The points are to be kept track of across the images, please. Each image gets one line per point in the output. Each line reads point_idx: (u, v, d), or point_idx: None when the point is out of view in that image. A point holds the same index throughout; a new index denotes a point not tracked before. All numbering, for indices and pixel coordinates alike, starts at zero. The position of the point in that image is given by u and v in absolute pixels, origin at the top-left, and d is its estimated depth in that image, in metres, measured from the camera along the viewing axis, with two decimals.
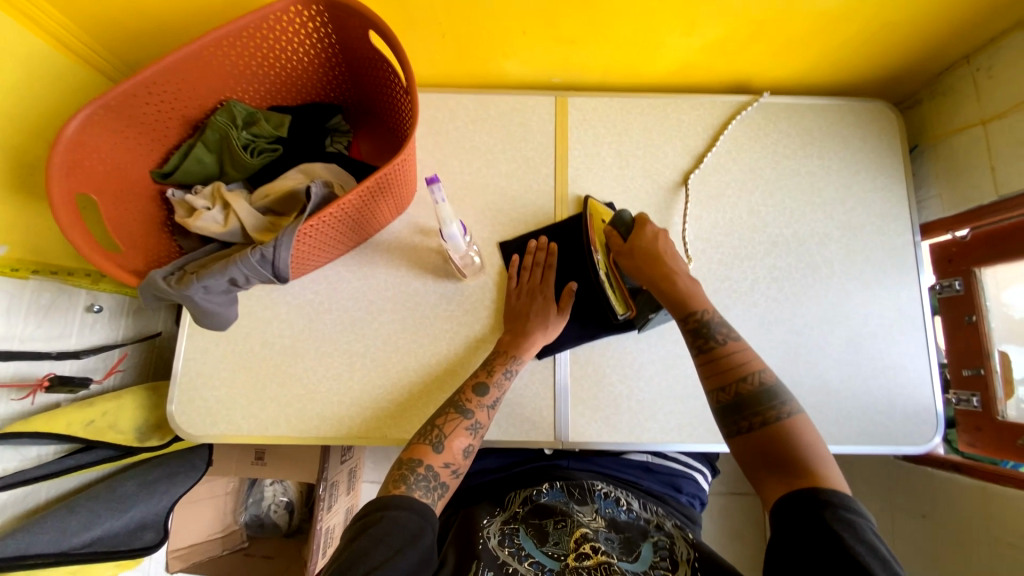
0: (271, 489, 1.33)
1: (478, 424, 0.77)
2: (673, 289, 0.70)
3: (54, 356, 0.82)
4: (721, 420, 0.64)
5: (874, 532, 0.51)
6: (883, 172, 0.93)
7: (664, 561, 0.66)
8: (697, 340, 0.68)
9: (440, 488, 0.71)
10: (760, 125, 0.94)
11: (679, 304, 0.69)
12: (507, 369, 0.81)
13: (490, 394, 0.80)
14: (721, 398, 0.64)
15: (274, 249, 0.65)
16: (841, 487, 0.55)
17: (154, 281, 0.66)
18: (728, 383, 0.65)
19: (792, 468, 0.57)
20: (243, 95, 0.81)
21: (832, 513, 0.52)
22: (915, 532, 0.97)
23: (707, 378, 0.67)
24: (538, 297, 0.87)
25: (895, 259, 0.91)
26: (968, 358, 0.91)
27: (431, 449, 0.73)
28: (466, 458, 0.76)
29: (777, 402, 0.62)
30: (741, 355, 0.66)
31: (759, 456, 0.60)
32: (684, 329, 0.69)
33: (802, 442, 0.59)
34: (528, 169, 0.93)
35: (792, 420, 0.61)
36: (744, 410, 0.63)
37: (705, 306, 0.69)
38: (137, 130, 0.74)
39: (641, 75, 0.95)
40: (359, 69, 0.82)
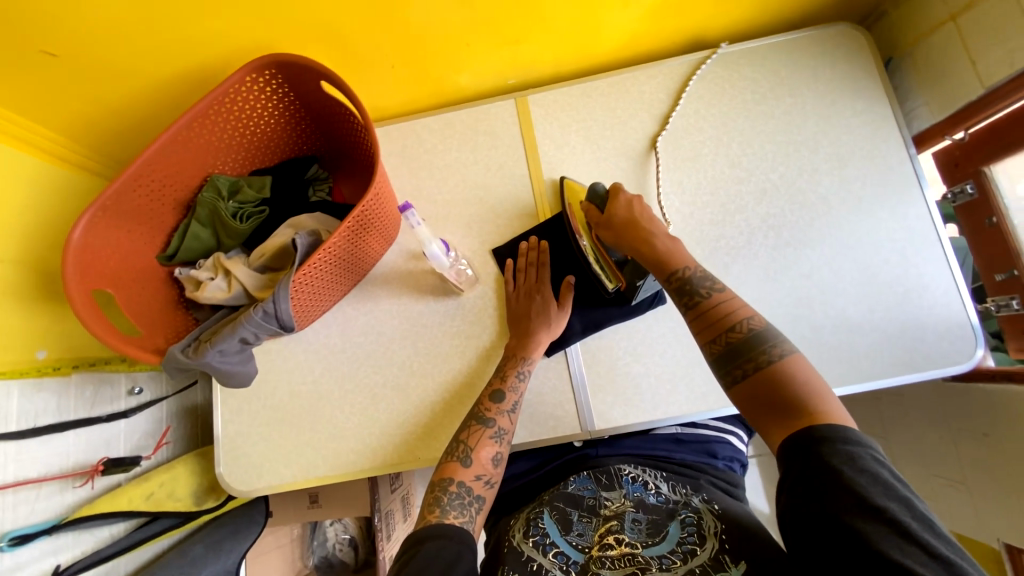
0: (333, 528, 1.40)
1: (502, 430, 0.79)
2: (655, 252, 0.71)
3: (105, 420, 0.90)
4: (718, 371, 0.63)
5: (876, 460, 0.52)
6: (861, 94, 0.90)
7: (692, 536, 0.66)
8: (683, 298, 0.67)
9: (476, 502, 0.73)
10: (722, 77, 0.93)
11: (661, 265, 0.70)
12: (519, 371, 0.83)
13: (507, 399, 0.82)
14: (714, 350, 0.63)
15: (275, 302, 0.70)
16: (842, 421, 0.55)
17: (174, 355, 0.70)
18: (718, 334, 0.64)
19: (793, 410, 0.56)
20: (224, 167, 0.86)
21: (831, 448, 0.52)
22: (982, 455, 0.92)
23: (698, 333, 0.66)
24: (537, 297, 0.87)
25: (893, 178, 0.87)
26: (998, 262, 0.87)
27: (460, 464, 0.76)
28: (497, 467, 0.78)
29: (768, 345, 0.61)
30: (728, 304, 0.65)
31: (758, 402, 0.59)
32: (669, 290, 0.69)
33: (800, 381, 0.58)
34: (504, 174, 0.95)
35: (788, 361, 0.60)
36: (738, 358, 0.61)
37: (685, 264, 0.69)
38: (136, 221, 0.81)
39: (593, 57, 0.96)
40: (323, 118, 0.87)
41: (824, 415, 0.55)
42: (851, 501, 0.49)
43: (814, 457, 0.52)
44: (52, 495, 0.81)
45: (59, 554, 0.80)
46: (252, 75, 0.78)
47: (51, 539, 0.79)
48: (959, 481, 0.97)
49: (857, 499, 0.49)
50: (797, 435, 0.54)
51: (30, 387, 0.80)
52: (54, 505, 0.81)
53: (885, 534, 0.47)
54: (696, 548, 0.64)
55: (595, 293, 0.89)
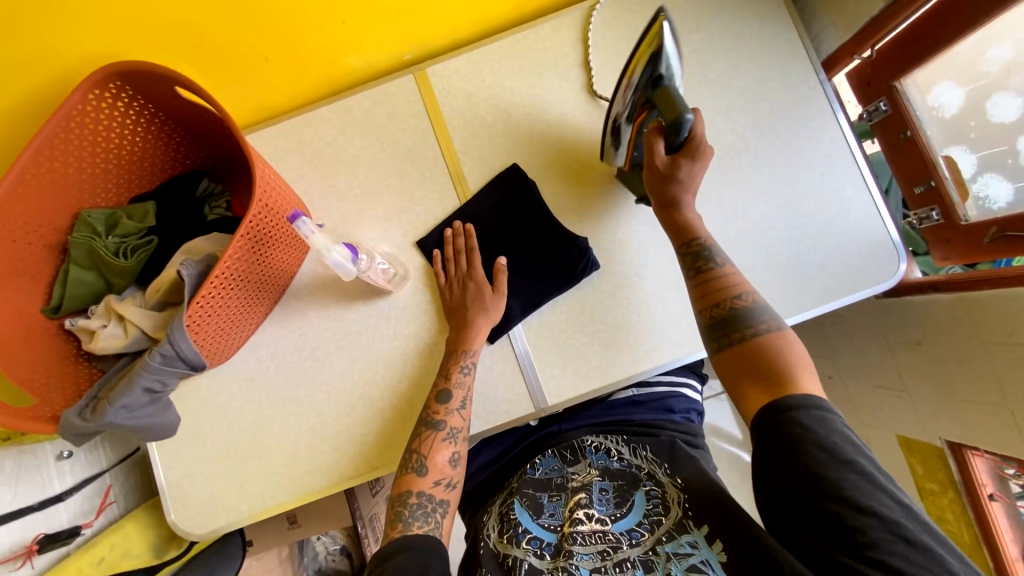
0: (321, 542, 1.40)
1: (453, 431, 0.78)
2: (678, 218, 0.77)
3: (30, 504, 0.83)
4: (715, 332, 0.72)
5: (845, 423, 0.60)
6: (767, 20, 0.87)
7: (656, 508, 0.69)
8: (695, 262, 0.76)
9: (439, 507, 0.75)
10: (625, 21, 0.88)
11: (684, 230, 0.77)
12: (463, 366, 0.80)
13: (456, 397, 0.79)
14: (713, 315, 0.73)
15: (172, 343, 0.64)
16: (818, 392, 0.63)
17: (71, 421, 0.65)
18: (720, 302, 0.73)
19: (773, 376, 0.65)
20: (97, 200, 0.77)
21: (808, 412, 0.60)
22: (917, 360, 0.96)
23: (700, 299, 0.75)
24: (470, 285, 0.84)
25: (809, 104, 0.86)
26: (916, 175, 0.89)
27: (416, 474, 0.76)
28: (456, 466, 0.78)
29: (762, 319, 0.70)
30: (730, 279, 0.74)
31: (741, 364, 0.68)
32: (684, 253, 0.77)
33: (782, 348, 0.67)
34: (415, 159, 0.89)
35: (777, 334, 0.69)
36: (728, 326, 0.71)
37: (703, 235, 0.77)
38: (4, 276, 0.71)
39: (489, 16, 0.88)
40: (198, 126, 0.78)
41: (805, 382, 0.64)
42: (820, 451, 0.57)
43: (789, 420, 0.60)
44: None
45: None
46: (95, 90, 0.68)
47: None
48: (901, 390, 1.02)
49: (825, 450, 0.57)
50: (771, 401, 0.63)
51: None
52: None
53: (851, 480, 0.56)
54: (662, 517, 0.68)
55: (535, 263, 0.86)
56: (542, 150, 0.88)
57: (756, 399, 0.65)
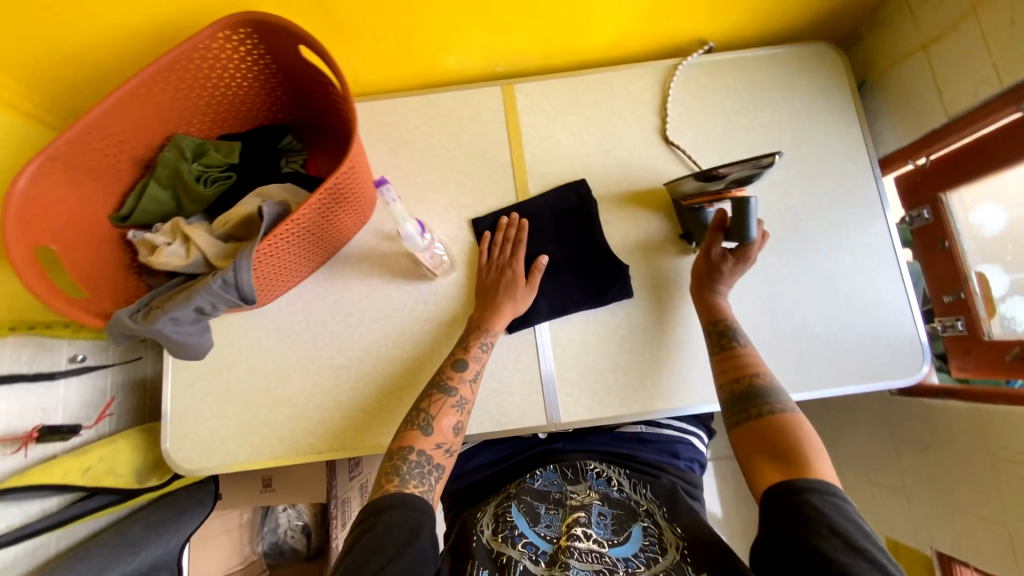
0: (285, 515, 1.36)
1: (463, 400, 0.78)
2: (707, 296, 0.84)
3: (29, 377, 0.84)
4: (733, 405, 0.75)
5: (857, 515, 0.62)
6: (835, 112, 0.93)
7: (653, 546, 0.70)
8: (721, 339, 0.81)
9: (436, 471, 0.74)
10: (706, 83, 0.95)
11: (709, 309, 0.84)
12: (484, 341, 0.82)
13: (471, 368, 0.81)
14: (733, 388, 0.77)
15: (235, 272, 0.66)
16: (832, 479, 0.65)
17: (120, 320, 0.66)
18: (741, 377, 0.77)
19: (787, 453, 0.67)
20: (189, 129, 0.82)
21: (822, 496, 0.62)
22: (920, 463, 0.98)
23: (722, 373, 0.79)
24: (507, 272, 0.87)
25: (860, 196, 0.91)
26: (947, 284, 0.93)
27: (420, 433, 0.75)
28: (458, 436, 0.78)
29: (778, 399, 0.74)
30: (752, 358, 0.79)
31: (757, 439, 0.71)
32: (711, 330, 0.82)
33: (798, 431, 0.70)
34: (485, 161, 0.94)
35: (793, 416, 0.72)
36: (747, 401, 0.75)
37: (727, 314, 0.83)
38: (89, 177, 0.75)
39: (582, 50, 0.95)
40: (300, 85, 0.83)
41: (819, 468, 0.66)
42: (828, 534, 0.59)
43: (802, 502, 0.62)
44: None
45: None
46: (225, 32, 0.74)
47: None
48: (899, 489, 1.03)
49: (833, 533, 0.59)
50: (783, 480, 0.65)
51: None
52: None
53: (860, 566, 0.57)
54: (658, 557, 0.68)
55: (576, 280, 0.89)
56: (605, 181, 0.93)
57: (770, 477, 0.67)
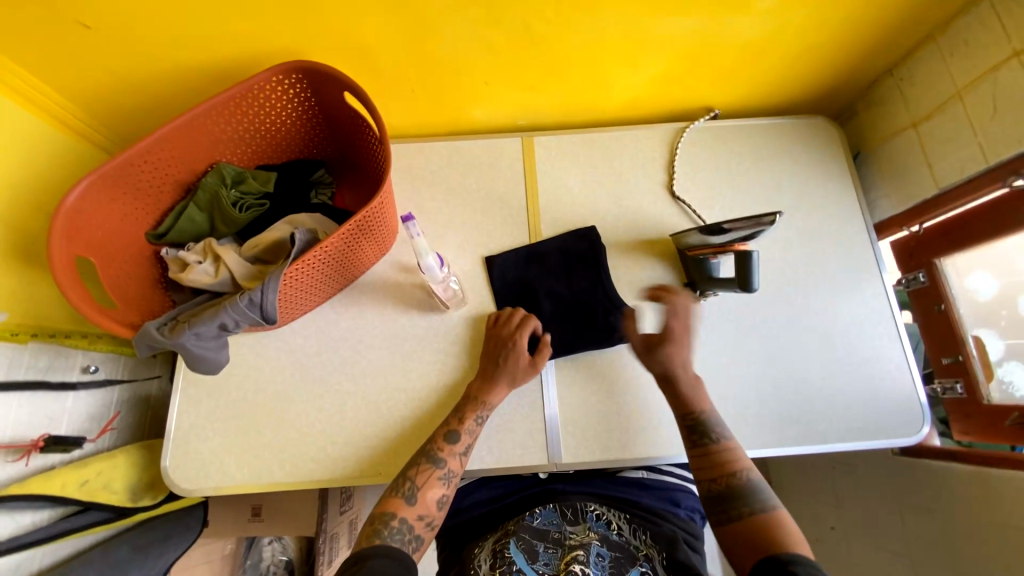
0: (270, 548, 1.32)
1: (451, 474, 0.78)
2: (676, 390, 0.83)
3: (50, 386, 0.85)
4: (712, 506, 0.76)
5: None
6: (832, 179, 1.00)
7: None
8: (693, 435, 0.80)
9: (414, 541, 0.73)
10: (711, 145, 1.02)
11: (681, 403, 0.82)
12: (478, 415, 0.83)
13: (462, 441, 0.81)
14: (711, 488, 0.77)
15: (262, 292, 0.70)
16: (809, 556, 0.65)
17: (147, 332, 0.69)
18: (718, 476, 0.77)
19: (768, 547, 0.68)
20: (231, 158, 0.88)
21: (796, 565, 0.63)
22: (926, 529, 0.96)
23: (700, 470, 0.79)
24: (508, 348, 0.86)
25: (857, 258, 0.95)
26: (945, 347, 0.95)
27: (404, 501, 0.75)
28: (441, 509, 0.77)
29: (758, 498, 0.74)
30: (731, 454, 0.78)
31: (737, 541, 0.71)
32: (682, 425, 0.81)
33: (779, 527, 0.70)
34: (502, 205, 0.99)
35: (775, 513, 0.72)
36: (726, 501, 0.75)
37: (700, 406, 0.82)
38: (133, 196, 0.81)
39: (597, 110, 1.03)
40: (338, 126, 0.90)
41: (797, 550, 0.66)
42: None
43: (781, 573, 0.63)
44: None
45: None
46: (278, 76, 0.81)
47: None
48: (902, 555, 0.99)
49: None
50: (766, 560, 0.66)
51: None
52: None
53: None
54: None
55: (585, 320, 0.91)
56: (614, 230, 0.98)
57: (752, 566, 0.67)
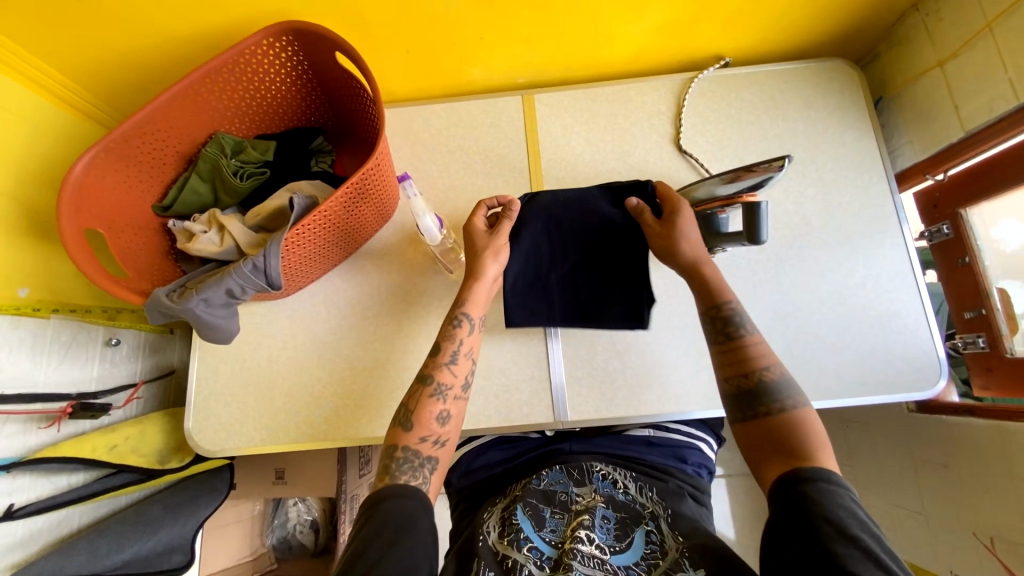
0: (294, 509, 1.39)
1: (440, 386, 0.75)
2: (702, 280, 0.77)
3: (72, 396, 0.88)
4: (736, 402, 0.71)
5: (853, 499, 0.59)
6: (850, 126, 0.95)
7: (654, 553, 0.70)
8: (721, 330, 0.75)
9: (427, 464, 0.71)
10: (721, 96, 0.97)
11: (708, 294, 0.77)
12: (455, 319, 0.78)
13: (446, 351, 0.78)
14: (739, 386, 0.72)
15: (265, 257, 0.70)
16: (834, 470, 0.61)
17: (158, 299, 0.71)
18: (745, 372, 0.72)
19: (798, 457, 0.63)
20: (229, 128, 0.88)
21: (815, 486, 0.59)
22: (940, 484, 0.95)
23: (727, 365, 0.74)
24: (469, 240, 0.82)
25: (875, 209, 0.91)
26: (968, 299, 0.91)
27: (402, 428, 0.72)
28: (445, 425, 0.74)
29: (788, 396, 0.69)
30: (758, 348, 0.73)
31: (763, 438, 0.67)
32: (708, 317, 0.76)
33: (806, 430, 0.66)
34: (503, 166, 0.97)
35: (801, 412, 0.68)
36: (752, 399, 0.70)
37: (729, 299, 0.76)
38: (138, 169, 0.82)
39: (601, 64, 0.99)
40: (333, 91, 0.89)
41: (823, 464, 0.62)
42: (843, 541, 0.54)
43: (801, 496, 0.58)
44: (16, 434, 0.80)
45: (14, 495, 0.79)
46: (269, 40, 0.80)
47: (8, 478, 0.78)
48: (918, 512, 0.99)
49: (851, 545, 0.54)
50: (792, 474, 0.61)
51: (8, 322, 0.80)
52: (16, 445, 0.80)
53: (855, 557, 0.53)
54: (659, 562, 0.69)
55: (595, 261, 0.86)
56: None
57: (775, 473, 0.63)
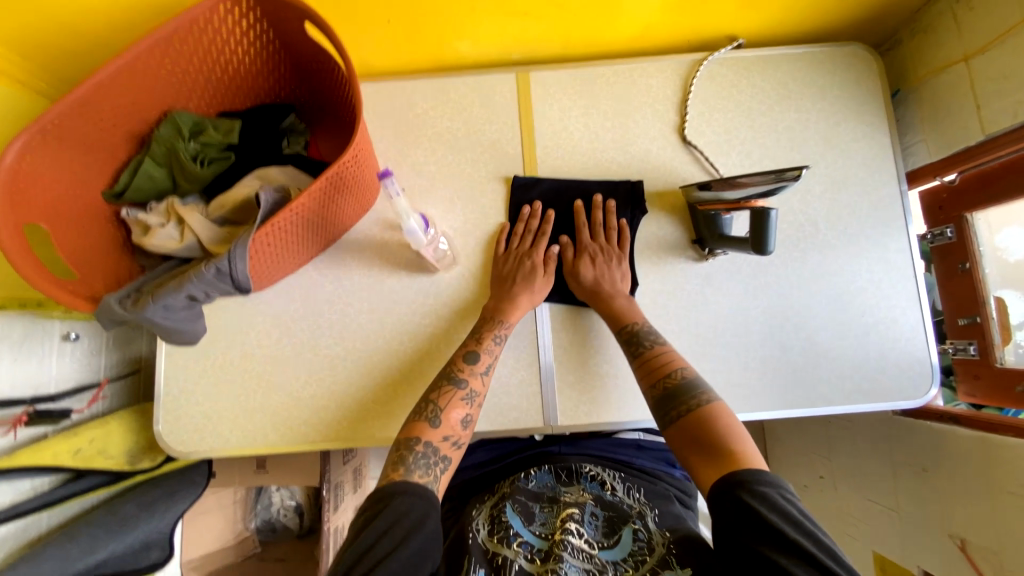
0: (278, 494, 1.38)
1: (474, 392, 0.76)
2: (611, 306, 0.81)
3: (27, 401, 0.82)
4: (658, 411, 0.72)
5: (783, 494, 0.59)
6: (863, 120, 0.89)
7: (642, 551, 0.68)
8: (631, 347, 0.78)
9: (442, 462, 0.71)
10: (731, 81, 0.90)
11: (616, 318, 0.80)
12: (497, 335, 0.80)
13: (483, 361, 0.79)
14: (653, 394, 0.74)
15: (230, 262, 0.64)
16: (756, 463, 0.63)
17: (109, 306, 0.65)
18: (658, 380, 0.74)
19: (719, 452, 0.64)
20: (188, 105, 0.78)
21: (748, 490, 0.59)
22: (919, 486, 0.96)
23: (641, 379, 0.76)
24: (525, 263, 0.84)
25: (883, 211, 0.87)
26: (963, 307, 0.90)
27: (428, 424, 0.73)
28: (466, 429, 0.75)
29: (696, 392, 0.71)
30: (666, 356, 0.76)
31: (683, 438, 0.68)
32: (620, 339, 0.79)
33: (721, 422, 0.67)
34: (495, 152, 0.90)
35: (713, 404, 0.70)
36: (672, 401, 0.71)
37: (635, 319, 0.80)
38: (80, 152, 0.72)
39: (604, 41, 0.90)
40: (304, 64, 0.79)
41: (740, 456, 0.64)
42: (782, 547, 0.55)
43: (736, 506, 0.58)
44: None
45: None
46: (226, 4, 0.71)
47: None
48: (894, 510, 1.01)
49: (786, 548, 0.55)
50: (722, 476, 0.61)
51: None
52: None
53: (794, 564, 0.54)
54: (646, 557, 0.67)
55: None
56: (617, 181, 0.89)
57: (707, 477, 0.64)
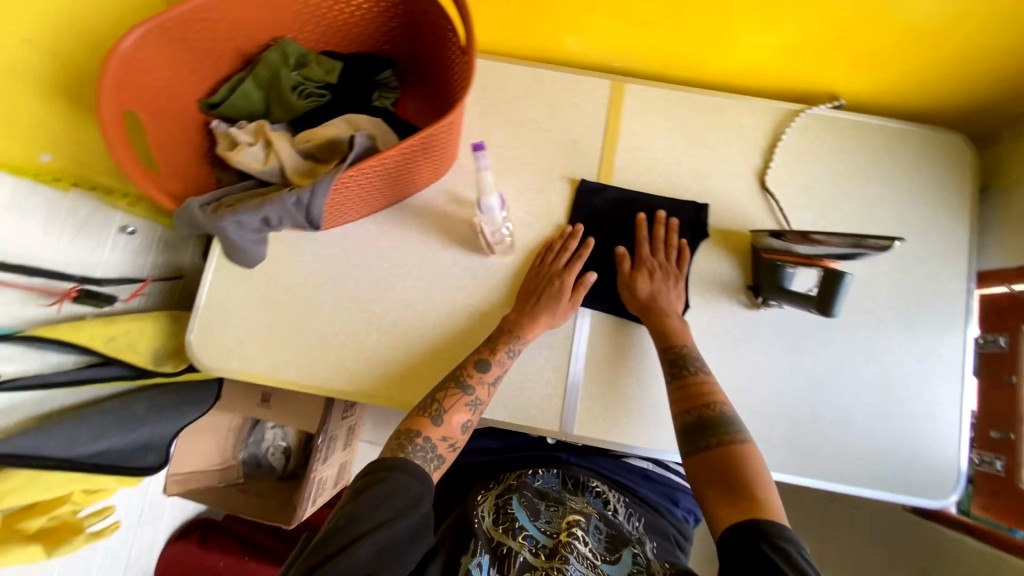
0: (271, 432, 1.39)
1: (478, 401, 0.77)
2: (662, 324, 0.81)
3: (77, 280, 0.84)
4: (686, 437, 0.73)
5: (805, 558, 0.58)
6: (945, 209, 0.88)
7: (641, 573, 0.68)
8: (674, 368, 0.78)
9: (436, 460, 0.74)
10: (822, 139, 0.89)
11: (664, 336, 0.80)
12: (512, 350, 0.80)
13: (493, 371, 0.79)
14: (685, 420, 0.74)
15: (311, 194, 0.65)
16: (779, 517, 0.63)
17: (190, 209, 0.65)
18: (693, 407, 0.75)
19: (743, 495, 0.65)
20: (297, 36, 0.80)
21: (769, 542, 0.59)
22: None
23: (676, 401, 0.76)
24: (554, 282, 0.83)
25: (946, 304, 0.86)
26: (996, 419, 0.87)
27: (430, 421, 0.75)
28: (464, 433, 0.77)
29: (730, 429, 0.72)
30: (708, 385, 0.76)
31: (708, 470, 0.69)
32: (663, 358, 0.79)
33: (750, 466, 0.68)
34: (574, 153, 0.90)
35: (746, 446, 0.70)
36: (704, 432, 0.72)
37: (685, 341, 0.80)
38: (190, 56, 0.74)
39: (706, 70, 0.90)
40: (415, 24, 0.80)
41: (764, 506, 0.64)
42: None
43: (752, 550, 0.59)
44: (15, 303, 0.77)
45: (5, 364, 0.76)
46: None
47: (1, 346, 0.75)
48: None
49: None
50: (744, 520, 0.62)
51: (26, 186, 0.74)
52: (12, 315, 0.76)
53: None
54: None
55: None
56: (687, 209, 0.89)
57: (725, 515, 0.64)
